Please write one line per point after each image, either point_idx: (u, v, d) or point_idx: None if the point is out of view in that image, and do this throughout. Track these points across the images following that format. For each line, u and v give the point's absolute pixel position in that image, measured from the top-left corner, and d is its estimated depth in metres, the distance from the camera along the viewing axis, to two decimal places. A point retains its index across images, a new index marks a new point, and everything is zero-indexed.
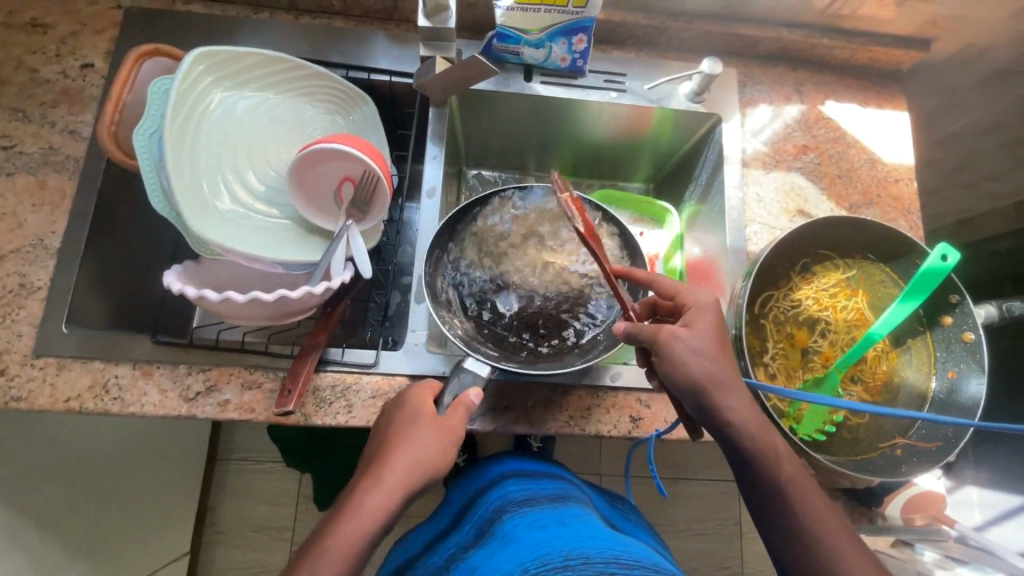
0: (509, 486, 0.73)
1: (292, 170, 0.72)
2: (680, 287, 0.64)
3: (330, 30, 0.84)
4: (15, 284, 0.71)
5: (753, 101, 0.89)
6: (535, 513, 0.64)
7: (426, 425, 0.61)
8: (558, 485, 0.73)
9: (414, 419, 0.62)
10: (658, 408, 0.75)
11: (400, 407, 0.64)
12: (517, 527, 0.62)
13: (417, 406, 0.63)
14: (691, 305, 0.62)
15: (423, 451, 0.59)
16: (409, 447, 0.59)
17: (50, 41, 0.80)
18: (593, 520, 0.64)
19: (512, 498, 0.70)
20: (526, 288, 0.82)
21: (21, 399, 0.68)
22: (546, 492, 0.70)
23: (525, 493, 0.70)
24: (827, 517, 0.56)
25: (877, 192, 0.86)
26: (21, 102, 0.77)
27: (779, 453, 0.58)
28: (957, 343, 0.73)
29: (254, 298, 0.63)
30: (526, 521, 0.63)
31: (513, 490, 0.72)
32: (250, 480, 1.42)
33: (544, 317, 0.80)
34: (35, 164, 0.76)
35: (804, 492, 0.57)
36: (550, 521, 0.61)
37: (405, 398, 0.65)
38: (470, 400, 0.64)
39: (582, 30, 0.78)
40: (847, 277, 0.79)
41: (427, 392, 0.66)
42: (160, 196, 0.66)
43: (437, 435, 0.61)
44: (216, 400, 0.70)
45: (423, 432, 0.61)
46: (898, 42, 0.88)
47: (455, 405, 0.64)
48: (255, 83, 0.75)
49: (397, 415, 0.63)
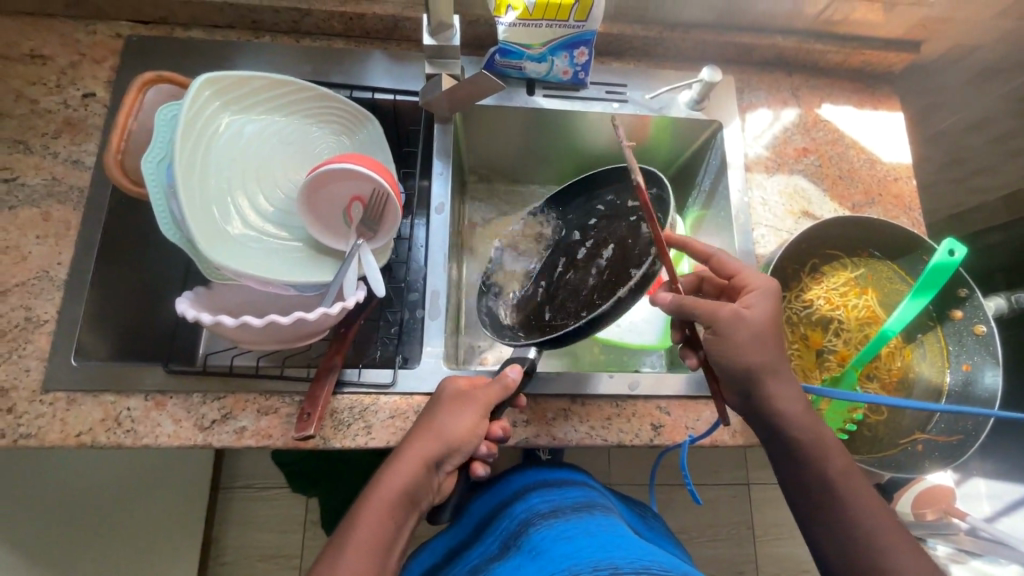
0: (532, 499, 0.71)
1: (315, 177, 0.70)
2: (741, 268, 0.65)
3: (332, 52, 0.84)
4: (22, 318, 0.70)
5: (752, 106, 0.91)
6: (562, 523, 0.62)
7: (447, 402, 0.61)
8: (582, 493, 0.71)
9: (438, 400, 0.62)
10: (678, 415, 0.75)
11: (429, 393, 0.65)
12: (543, 541, 0.60)
13: (443, 389, 0.63)
14: (750, 287, 0.63)
15: (445, 428, 0.59)
16: (431, 425, 0.59)
17: (50, 72, 0.80)
18: (620, 531, 0.62)
19: (537, 510, 0.68)
20: (581, 271, 0.81)
21: (30, 436, 0.66)
22: (570, 502, 0.68)
23: (549, 504, 0.68)
24: (862, 513, 0.56)
25: (878, 191, 0.87)
26: (22, 134, 0.76)
27: (812, 451, 0.58)
28: (969, 335, 0.73)
29: (271, 322, 0.62)
30: (552, 533, 0.61)
31: (537, 502, 0.70)
32: (256, 508, 1.39)
33: (597, 289, 0.76)
34: (38, 196, 0.75)
35: (838, 489, 0.57)
36: (578, 533, 0.60)
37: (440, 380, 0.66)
38: (510, 377, 0.65)
39: (583, 43, 0.79)
40: (856, 276, 0.80)
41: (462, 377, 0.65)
42: (171, 223, 0.65)
43: (459, 413, 0.60)
44: (233, 428, 0.69)
45: (444, 406, 0.61)
46: (889, 45, 0.90)
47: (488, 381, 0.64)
48: (261, 106, 0.75)
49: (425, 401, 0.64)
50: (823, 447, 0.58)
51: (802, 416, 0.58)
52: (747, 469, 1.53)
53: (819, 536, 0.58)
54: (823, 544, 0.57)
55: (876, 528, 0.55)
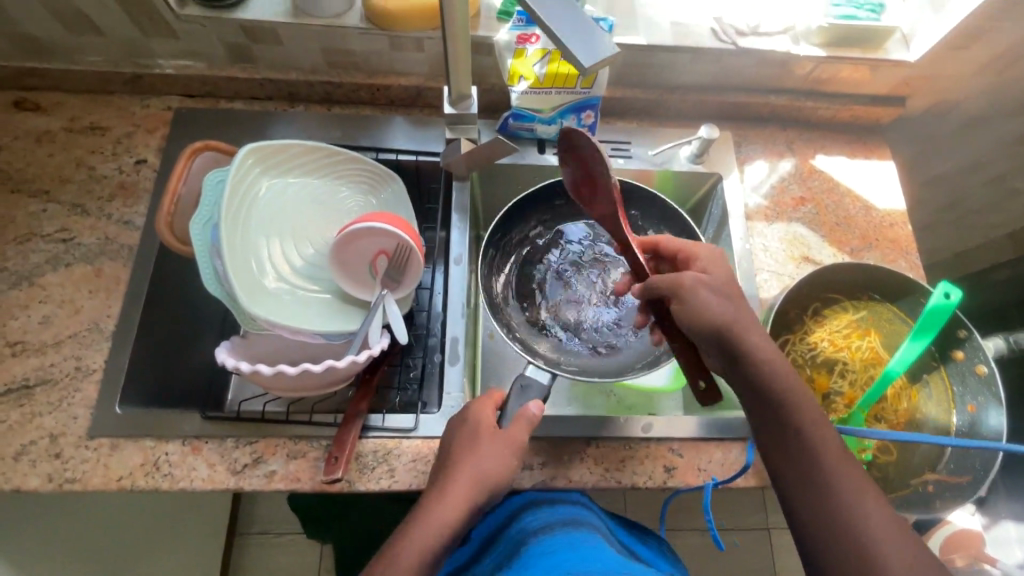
0: (524, 517, 0.69)
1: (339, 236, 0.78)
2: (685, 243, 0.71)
3: (360, 119, 0.92)
4: (72, 367, 0.75)
5: (750, 159, 0.97)
6: (551, 543, 0.61)
7: (487, 441, 0.62)
8: (573, 512, 0.69)
9: (475, 433, 0.63)
10: (690, 456, 0.78)
11: (462, 422, 0.65)
12: (530, 562, 0.58)
13: (478, 420, 0.64)
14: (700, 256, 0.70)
15: (485, 467, 0.60)
16: (470, 463, 0.60)
17: (107, 142, 0.88)
18: (607, 549, 0.60)
19: (528, 530, 0.66)
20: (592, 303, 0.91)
21: (76, 480, 0.70)
22: (560, 518, 0.66)
23: (539, 523, 0.66)
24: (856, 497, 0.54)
25: (875, 236, 0.92)
26: (80, 198, 0.84)
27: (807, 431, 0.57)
28: (971, 375, 0.75)
29: (303, 370, 0.67)
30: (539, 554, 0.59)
31: (528, 521, 0.67)
32: (272, 554, 1.39)
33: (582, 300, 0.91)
34: (92, 254, 0.81)
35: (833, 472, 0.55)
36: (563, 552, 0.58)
37: (467, 412, 0.66)
38: (530, 410, 0.64)
39: (589, 107, 0.86)
40: (857, 318, 0.83)
41: (489, 404, 0.66)
42: (213, 278, 0.71)
43: (495, 448, 0.61)
44: (264, 472, 0.73)
45: (484, 448, 0.61)
46: (875, 101, 0.97)
47: (517, 417, 0.64)
48: (296, 171, 0.82)
49: (458, 431, 0.64)
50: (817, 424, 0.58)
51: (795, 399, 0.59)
52: (766, 513, 1.51)
53: (805, 529, 0.55)
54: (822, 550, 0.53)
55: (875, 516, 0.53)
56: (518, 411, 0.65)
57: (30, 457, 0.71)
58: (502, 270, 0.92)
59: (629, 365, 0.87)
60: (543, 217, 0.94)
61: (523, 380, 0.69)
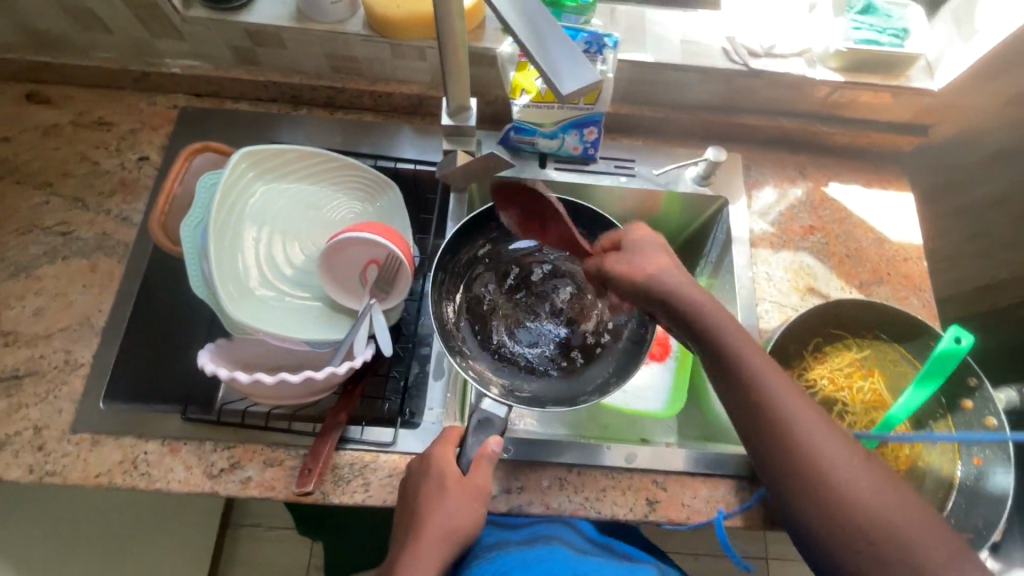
0: (483, 533, 0.69)
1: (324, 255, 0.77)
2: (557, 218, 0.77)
3: (362, 125, 0.92)
4: (61, 360, 0.76)
5: (758, 183, 0.93)
6: (502, 556, 0.60)
7: (454, 495, 0.63)
8: (534, 528, 0.68)
9: (442, 484, 0.63)
10: (675, 491, 0.75)
11: (425, 469, 0.65)
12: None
13: (441, 466, 0.65)
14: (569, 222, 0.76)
15: (452, 518, 0.62)
16: (439, 516, 0.61)
17: (112, 137, 0.89)
18: (562, 558, 0.59)
19: (486, 544, 0.66)
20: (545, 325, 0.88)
21: (55, 473, 0.71)
22: (518, 537, 0.66)
23: (495, 540, 0.66)
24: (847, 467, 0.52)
25: (886, 271, 0.88)
26: (82, 192, 0.85)
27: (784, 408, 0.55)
28: (980, 427, 0.71)
29: (281, 379, 0.66)
30: (489, 568, 0.59)
31: (488, 536, 0.68)
32: (260, 550, 1.40)
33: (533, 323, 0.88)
34: (89, 248, 0.82)
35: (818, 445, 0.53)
36: (516, 567, 0.57)
37: (429, 461, 0.66)
38: (491, 449, 0.65)
39: (592, 123, 0.84)
40: (860, 356, 0.80)
41: (449, 445, 0.67)
42: (201, 280, 0.71)
43: (461, 500, 0.63)
44: (239, 477, 0.72)
45: (451, 502, 0.62)
46: (895, 129, 0.93)
47: (478, 460, 0.65)
48: (292, 176, 0.82)
49: (423, 480, 0.65)
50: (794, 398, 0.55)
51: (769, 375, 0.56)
52: (764, 543, 1.46)
53: (805, 523, 0.52)
54: (821, 536, 0.51)
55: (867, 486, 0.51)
56: (478, 452, 0.65)
57: (13, 448, 0.71)
58: (455, 298, 0.87)
59: (604, 370, 0.86)
60: (491, 238, 0.89)
61: (479, 415, 0.68)
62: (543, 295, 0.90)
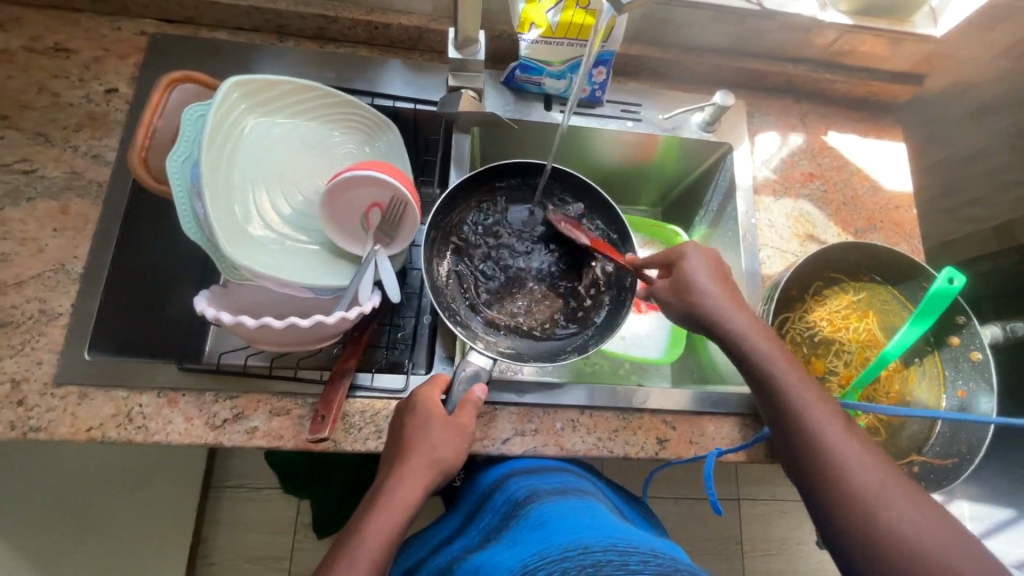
0: (510, 486, 0.68)
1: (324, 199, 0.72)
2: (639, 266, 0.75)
3: (354, 59, 0.86)
4: (36, 310, 0.70)
5: (761, 130, 0.93)
6: (537, 508, 0.60)
7: (446, 433, 0.62)
8: (563, 478, 0.68)
9: (427, 421, 0.63)
10: (683, 429, 0.77)
11: (410, 408, 0.65)
12: (521, 530, 0.58)
13: (429, 406, 0.64)
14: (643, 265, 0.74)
15: (449, 457, 0.62)
16: (432, 454, 0.61)
17: (73, 66, 0.80)
18: (598, 513, 0.59)
19: (516, 497, 0.65)
20: (537, 283, 0.84)
21: (40, 429, 0.66)
22: (549, 486, 0.65)
23: (526, 490, 0.65)
24: (881, 490, 0.51)
25: (880, 219, 0.90)
26: (43, 126, 0.77)
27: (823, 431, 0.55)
28: (965, 361, 0.76)
29: (290, 324, 0.63)
30: (528, 520, 0.59)
31: (516, 490, 0.66)
32: (246, 511, 1.35)
33: (519, 280, 0.84)
34: (57, 189, 0.75)
35: (855, 466, 0.53)
36: (553, 515, 0.58)
37: (416, 399, 0.65)
38: (476, 395, 0.66)
39: (603, 63, 0.81)
40: (856, 299, 0.82)
41: (436, 389, 0.67)
42: (193, 222, 0.65)
43: (455, 441, 0.63)
44: (244, 428, 0.69)
45: (445, 441, 0.62)
46: (894, 78, 0.94)
47: (463, 403, 0.66)
48: (285, 110, 0.76)
49: (408, 418, 0.64)
50: (836, 424, 0.56)
51: (811, 403, 0.57)
52: (738, 484, 1.55)
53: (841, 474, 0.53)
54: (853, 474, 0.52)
55: (905, 507, 0.50)
56: (463, 396, 0.67)
57: None
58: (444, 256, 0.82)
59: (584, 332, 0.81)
60: (483, 199, 0.84)
61: (469, 366, 0.70)
62: (525, 255, 0.85)
